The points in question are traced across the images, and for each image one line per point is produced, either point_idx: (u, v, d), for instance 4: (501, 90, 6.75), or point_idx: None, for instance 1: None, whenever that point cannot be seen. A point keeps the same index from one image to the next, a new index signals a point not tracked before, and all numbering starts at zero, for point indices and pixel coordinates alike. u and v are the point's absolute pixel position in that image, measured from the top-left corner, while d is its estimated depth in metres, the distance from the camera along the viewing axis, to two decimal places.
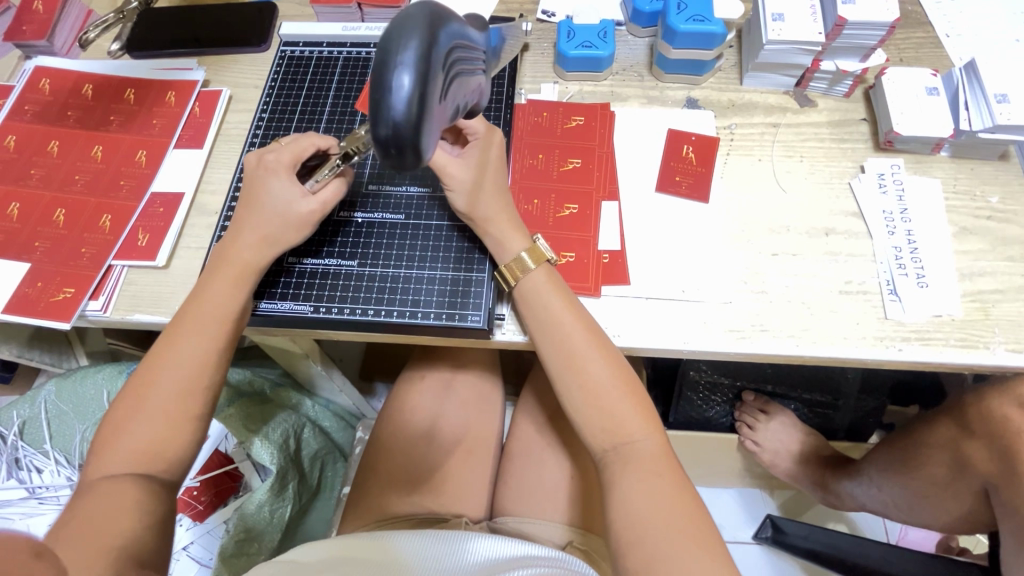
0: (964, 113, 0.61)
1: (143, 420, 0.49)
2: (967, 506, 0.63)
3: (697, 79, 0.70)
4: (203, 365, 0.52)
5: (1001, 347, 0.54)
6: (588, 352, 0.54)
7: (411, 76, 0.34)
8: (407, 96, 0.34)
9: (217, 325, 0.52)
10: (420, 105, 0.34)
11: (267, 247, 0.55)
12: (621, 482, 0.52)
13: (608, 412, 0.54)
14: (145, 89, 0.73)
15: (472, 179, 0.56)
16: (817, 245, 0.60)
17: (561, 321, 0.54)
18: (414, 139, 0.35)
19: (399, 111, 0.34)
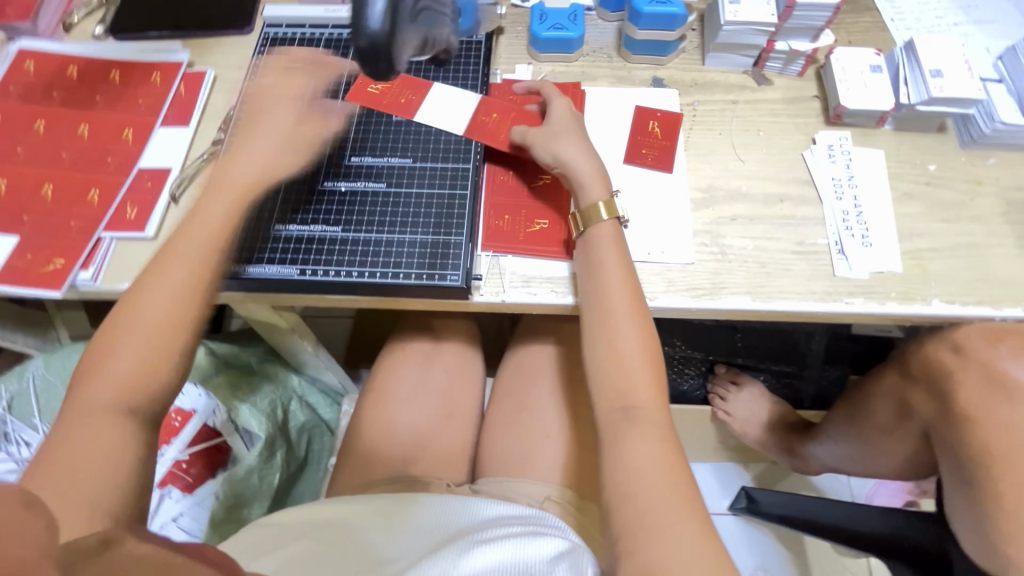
0: (904, 88, 0.66)
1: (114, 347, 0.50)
2: (913, 452, 0.68)
3: (662, 60, 0.74)
4: (198, 299, 0.53)
5: (936, 298, 0.59)
6: (625, 310, 0.55)
7: None
8: (380, 11, 0.38)
9: (203, 244, 0.55)
10: (392, 21, 0.39)
11: (268, 167, 0.59)
12: (624, 437, 0.50)
13: (627, 374, 0.53)
14: (130, 70, 0.76)
15: (580, 144, 0.62)
16: (773, 210, 0.65)
17: (609, 276, 0.56)
18: (387, 50, 0.40)
19: (375, 22, 0.39)
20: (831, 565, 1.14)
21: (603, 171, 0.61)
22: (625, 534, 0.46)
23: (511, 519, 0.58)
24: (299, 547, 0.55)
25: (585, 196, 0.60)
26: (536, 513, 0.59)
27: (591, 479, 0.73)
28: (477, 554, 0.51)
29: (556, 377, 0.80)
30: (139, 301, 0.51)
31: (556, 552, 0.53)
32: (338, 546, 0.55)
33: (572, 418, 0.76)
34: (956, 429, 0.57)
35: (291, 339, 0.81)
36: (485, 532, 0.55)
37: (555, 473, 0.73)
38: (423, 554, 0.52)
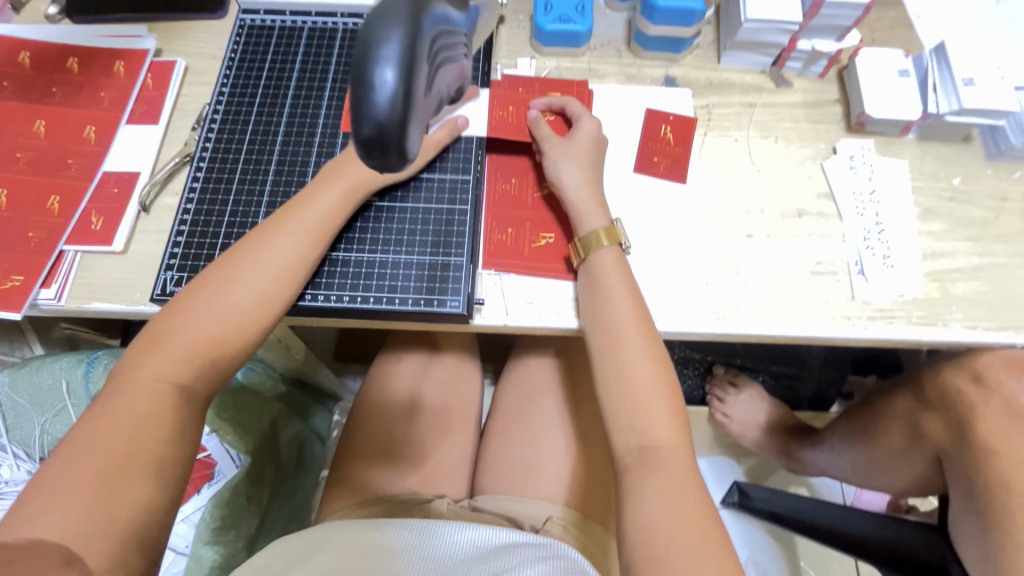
0: (932, 96, 0.62)
1: (157, 362, 0.46)
2: (921, 473, 0.67)
3: (675, 57, 0.69)
4: (245, 323, 0.49)
5: (958, 323, 0.57)
6: (635, 340, 0.52)
7: (394, 70, 0.32)
8: (390, 90, 0.32)
9: (240, 305, 0.49)
10: (405, 101, 0.33)
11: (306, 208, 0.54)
12: (643, 484, 0.48)
13: (642, 410, 0.50)
14: (90, 58, 0.68)
15: (587, 161, 0.59)
16: (791, 226, 0.62)
17: (615, 304, 0.53)
18: (400, 136, 0.33)
19: (382, 105, 0.32)
20: (821, 563, 1.15)
21: (601, 196, 0.58)
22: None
23: (525, 545, 0.54)
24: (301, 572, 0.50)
25: (584, 224, 0.56)
26: (549, 542, 0.56)
27: (593, 498, 0.70)
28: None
29: (557, 389, 0.77)
30: (184, 321, 0.48)
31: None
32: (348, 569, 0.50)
33: (574, 434, 0.74)
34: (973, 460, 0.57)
35: (289, 351, 0.82)
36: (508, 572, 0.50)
37: (557, 492, 0.70)
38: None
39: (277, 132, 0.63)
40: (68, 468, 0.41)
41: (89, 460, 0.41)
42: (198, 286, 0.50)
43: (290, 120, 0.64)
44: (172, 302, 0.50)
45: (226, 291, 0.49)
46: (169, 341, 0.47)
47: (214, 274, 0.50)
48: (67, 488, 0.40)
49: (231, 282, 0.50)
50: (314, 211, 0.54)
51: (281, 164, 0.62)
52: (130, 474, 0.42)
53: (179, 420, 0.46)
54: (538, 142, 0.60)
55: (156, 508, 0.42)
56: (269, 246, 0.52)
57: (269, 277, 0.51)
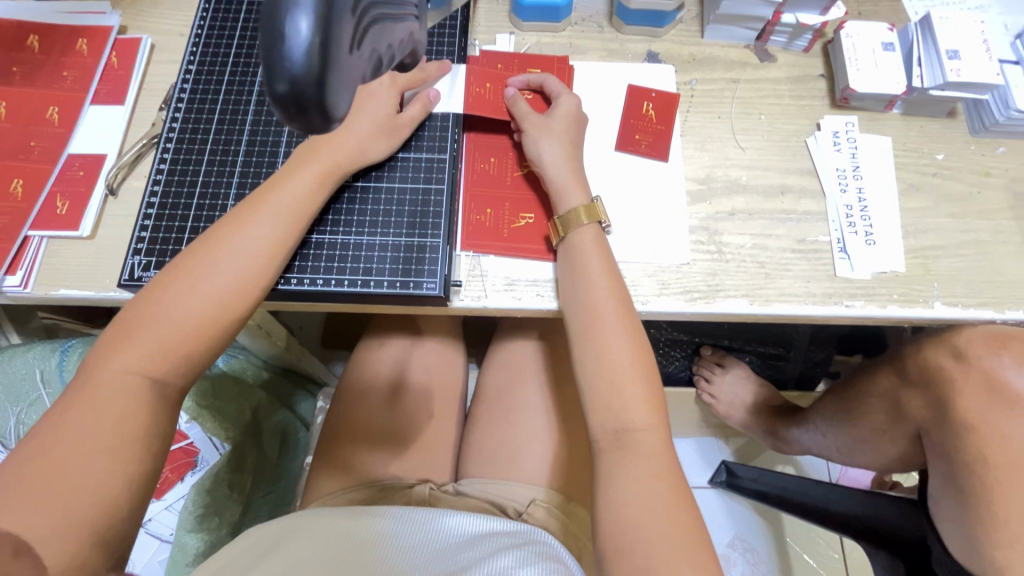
0: (917, 68, 0.61)
1: (125, 354, 0.45)
2: (902, 449, 0.68)
3: (658, 32, 0.67)
4: (219, 312, 0.48)
5: (938, 300, 0.57)
6: (613, 320, 0.52)
7: (311, 18, 0.26)
8: (306, 42, 0.26)
9: (212, 292, 0.48)
10: (324, 56, 0.26)
11: (281, 188, 0.53)
12: (618, 469, 0.47)
13: (620, 392, 0.50)
14: (51, 36, 0.65)
15: (570, 141, 0.58)
16: (773, 204, 0.61)
17: (594, 283, 0.53)
18: (320, 96, 0.27)
19: (297, 60, 0.26)
20: (806, 539, 1.16)
21: (580, 174, 0.57)
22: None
23: (498, 535, 0.55)
24: (277, 559, 0.50)
25: (563, 203, 0.55)
26: (525, 529, 0.57)
27: (576, 480, 0.70)
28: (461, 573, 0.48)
29: (541, 372, 0.77)
30: (154, 311, 0.47)
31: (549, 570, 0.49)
32: (326, 556, 0.50)
33: (557, 417, 0.74)
34: (949, 434, 0.57)
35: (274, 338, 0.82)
36: (484, 556, 0.51)
37: (541, 474, 0.70)
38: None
39: (247, 112, 0.61)
40: (33, 462, 0.40)
41: (53, 453, 0.40)
42: (169, 275, 0.48)
43: (260, 99, 0.62)
44: (142, 292, 0.48)
45: (198, 279, 0.48)
46: (139, 331, 0.46)
47: (184, 262, 0.49)
48: (31, 481, 0.39)
49: (203, 270, 0.48)
50: (287, 196, 0.52)
51: (252, 144, 0.60)
52: (99, 466, 0.41)
53: (149, 411, 0.45)
54: (518, 120, 0.59)
55: (120, 497, 0.41)
56: (243, 231, 0.50)
57: (243, 265, 0.50)
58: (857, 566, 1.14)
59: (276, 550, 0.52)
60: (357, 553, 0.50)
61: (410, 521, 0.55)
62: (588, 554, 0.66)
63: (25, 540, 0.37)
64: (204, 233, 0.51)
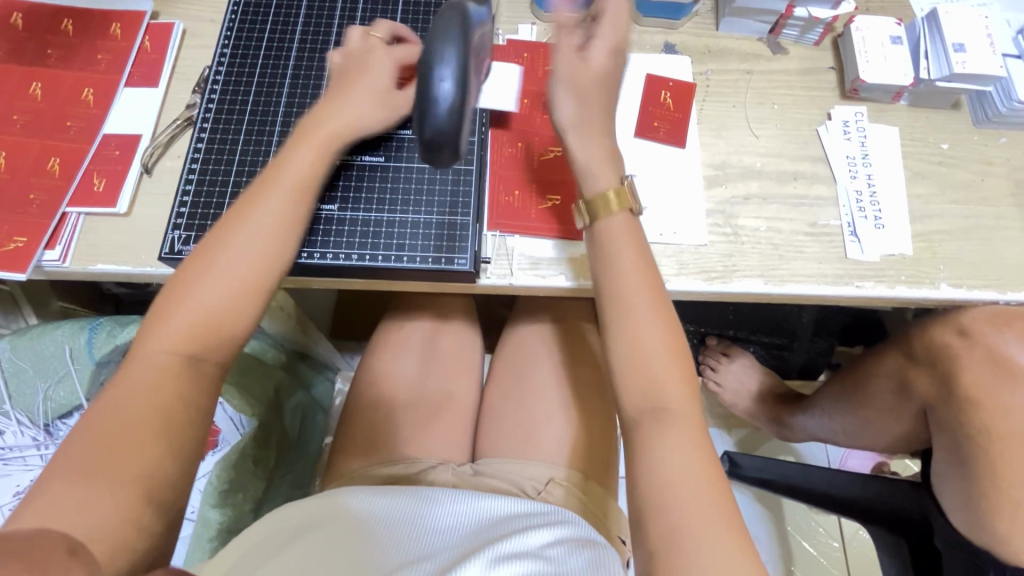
0: (924, 62, 0.64)
1: (175, 330, 0.47)
2: (908, 428, 0.70)
3: (675, 24, 0.70)
4: (255, 284, 0.50)
5: (944, 281, 0.60)
6: (641, 295, 0.51)
7: (450, 84, 0.44)
8: (450, 101, 0.44)
9: (255, 267, 0.50)
10: (459, 104, 0.45)
11: (320, 168, 0.54)
12: (643, 439, 0.49)
13: (646, 366, 0.50)
14: (85, 20, 0.67)
15: None
16: (786, 189, 0.63)
17: (621, 262, 0.52)
18: (454, 139, 0.46)
19: (443, 113, 0.45)
20: (806, 527, 1.19)
21: (612, 154, 0.55)
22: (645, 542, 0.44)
23: (528, 517, 0.55)
24: (308, 542, 0.51)
25: (589, 185, 0.54)
26: (554, 510, 0.57)
27: (592, 459, 0.73)
28: (504, 561, 0.48)
29: (555, 354, 0.79)
30: (201, 285, 0.49)
31: (586, 557, 0.51)
32: (356, 540, 0.51)
33: (572, 399, 0.76)
34: (956, 410, 0.59)
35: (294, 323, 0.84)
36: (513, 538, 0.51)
37: (558, 453, 0.72)
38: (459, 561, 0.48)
39: (280, 94, 0.63)
40: (96, 434, 0.42)
41: (109, 416, 0.42)
42: (215, 249, 0.50)
43: (292, 82, 0.64)
44: (181, 266, 0.50)
45: (243, 253, 0.50)
46: (181, 304, 0.48)
47: (227, 238, 0.50)
48: (92, 453, 0.41)
49: (237, 243, 0.50)
50: (319, 173, 0.54)
51: (286, 125, 0.62)
52: (153, 433, 0.43)
53: (196, 379, 0.47)
54: (559, 68, 0.55)
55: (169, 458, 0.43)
56: (284, 207, 0.52)
57: (274, 237, 0.51)
58: (856, 552, 1.17)
59: (304, 538, 0.51)
60: (381, 539, 0.51)
61: (437, 501, 0.56)
62: (604, 529, 0.69)
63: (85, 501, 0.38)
64: (246, 208, 0.53)
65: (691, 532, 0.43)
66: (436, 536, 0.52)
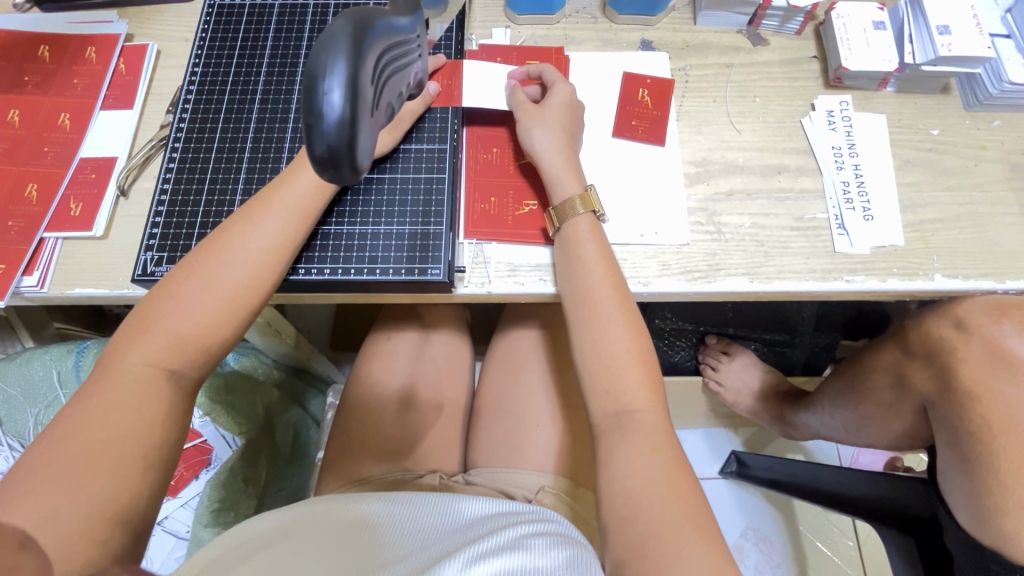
0: (909, 46, 0.62)
1: (141, 348, 0.46)
2: (910, 423, 0.68)
3: (651, 20, 0.68)
4: (230, 308, 0.49)
5: (939, 273, 0.57)
6: (609, 303, 0.52)
7: (341, 89, 0.37)
8: (340, 111, 0.37)
9: (222, 285, 0.49)
10: (352, 115, 0.38)
11: (288, 182, 0.54)
12: (618, 446, 0.47)
13: (617, 374, 0.50)
14: (61, 46, 0.68)
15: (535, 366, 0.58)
16: (770, 183, 0.61)
17: (591, 271, 0.53)
18: (350, 155, 0.39)
19: (332, 125, 0.38)
20: (819, 527, 1.16)
21: (574, 162, 0.57)
22: (625, 551, 0.42)
23: (507, 515, 0.53)
24: (277, 550, 0.47)
25: (560, 193, 0.56)
26: (536, 510, 0.55)
27: (585, 466, 0.71)
28: (478, 561, 0.45)
29: (544, 361, 0.78)
30: (169, 306, 0.48)
31: (566, 554, 0.47)
32: (333, 543, 0.49)
33: (565, 406, 0.74)
34: (956, 404, 0.57)
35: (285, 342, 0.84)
36: (488, 538, 0.48)
37: (550, 461, 0.70)
38: (430, 564, 0.45)
39: (251, 111, 0.63)
40: (51, 454, 0.41)
41: (72, 442, 0.42)
42: (185, 270, 0.50)
43: (263, 97, 0.64)
44: (157, 288, 0.50)
45: (211, 272, 0.49)
46: (155, 326, 0.47)
47: (197, 259, 0.50)
48: (47, 472, 0.40)
49: (213, 265, 0.50)
50: (285, 187, 0.54)
51: (258, 142, 0.61)
52: (118, 457, 0.42)
53: (164, 401, 0.46)
54: (514, 111, 0.61)
55: (137, 482, 0.43)
56: (253, 225, 0.52)
57: (254, 262, 0.51)
58: (871, 551, 1.14)
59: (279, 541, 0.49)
60: (366, 539, 0.49)
61: (415, 505, 0.54)
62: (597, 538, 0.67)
63: (47, 528, 0.38)
64: (217, 228, 0.52)
65: (669, 541, 0.42)
66: (409, 536, 0.50)
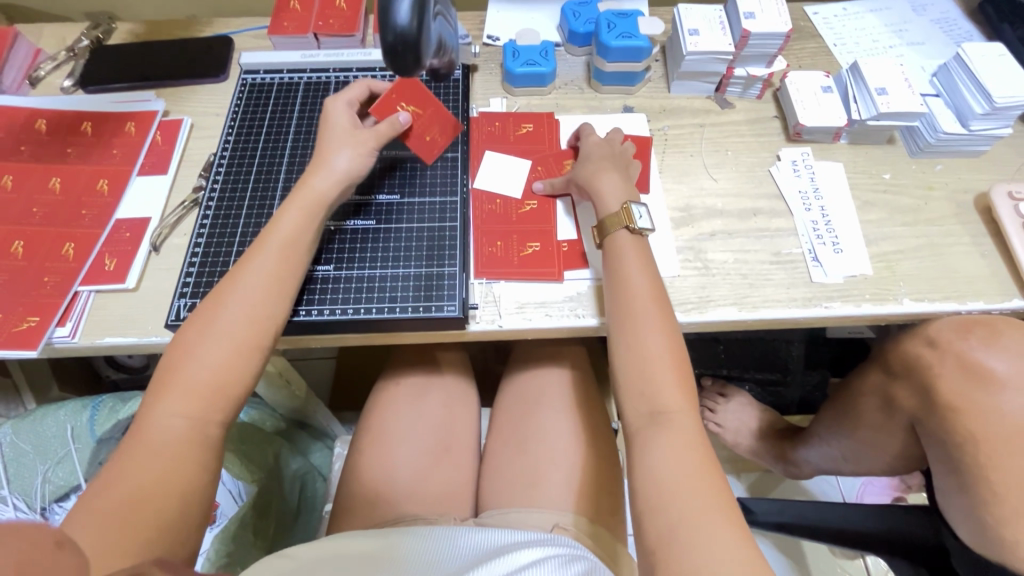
0: (854, 105, 0.72)
1: (176, 388, 0.49)
2: (903, 443, 0.71)
3: (631, 90, 0.78)
4: (254, 348, 0.53)
5: (906, 297, 0.63)
6: (639, 281, 0.58)
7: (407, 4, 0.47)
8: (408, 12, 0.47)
9: (249, 324, 0.53)
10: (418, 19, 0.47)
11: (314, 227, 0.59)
12: (654, 445, 0.50)
13: (652, 378, 0.53)
14: (102, 121, 0.75)
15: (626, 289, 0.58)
16: (747, 224, 0.68)
17: (632, 280, 0.58)
18: (412, 46, 0.48)
19: (402, 20, 0.47)
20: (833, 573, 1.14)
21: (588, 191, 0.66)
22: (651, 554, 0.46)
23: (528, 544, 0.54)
24: None
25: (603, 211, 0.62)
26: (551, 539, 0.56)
27: (595, 503, 0.72)
28: None
29: (552, 400, 0.80)
30: (197, 347, 0.51)
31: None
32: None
33: (575, 442, 0.76)
34: (941, 418, 0.61)
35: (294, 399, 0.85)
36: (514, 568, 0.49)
37: (560, 500, 0.71)
38: None
39: (279, 173, 0.70)
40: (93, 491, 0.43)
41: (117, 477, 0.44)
42: (212, 314, 0.53)
43: (290, 162, 0.71)
44: (183, 333, 0.53)
45: (239, 313, 0.53)
46: (183, 368, 0.50)
47: (220, 301, 0.54)
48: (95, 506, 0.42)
49: (230, 302, 0.53)
50: (306, 231, 0.58)
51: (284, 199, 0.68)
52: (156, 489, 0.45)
53: (196, 438, 0.49)
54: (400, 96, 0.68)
55: (173, 516, 0.45)
56: (282, 269, 0.56)
57: (280, 302, 0.55)
58: None
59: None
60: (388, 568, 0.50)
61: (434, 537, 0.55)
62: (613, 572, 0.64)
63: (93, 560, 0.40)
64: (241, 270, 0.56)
65: (683, 546, 0.45)
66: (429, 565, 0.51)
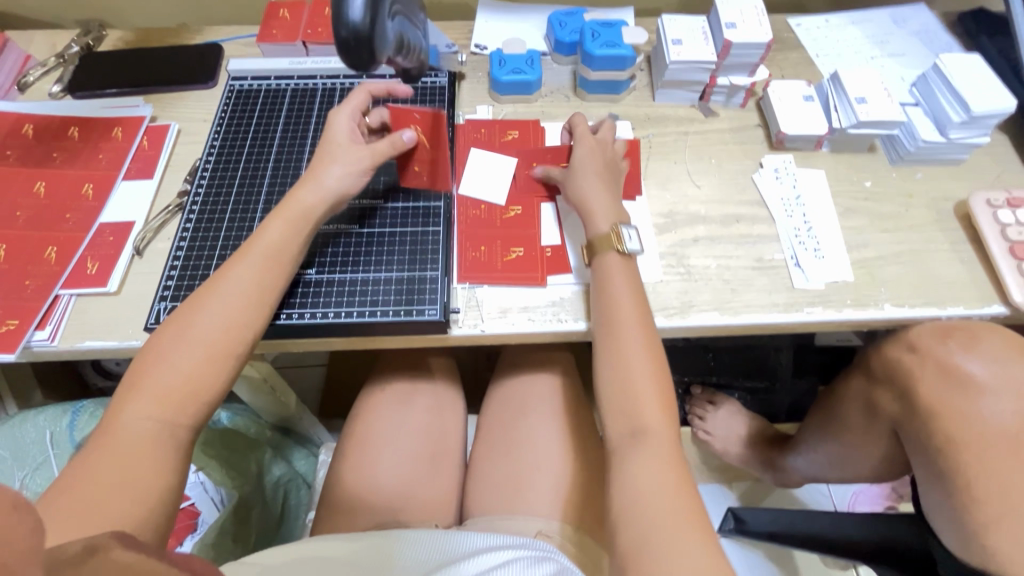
0: (835, 114, 0.73)
1: (149, 388, 0.49)
2: (888, 450, 0.71)
3: (616, 98, 0.79)
4: (233, 351, 0.53)
5: (887, 302, 0.63)
6: (624, 293, 0.58)
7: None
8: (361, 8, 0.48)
9: (227, 325, 0.53)
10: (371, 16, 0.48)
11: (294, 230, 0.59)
12: (631, 454, 0.51)
13: (632, 386, 0.53)
14: (89, 127, 0.75)
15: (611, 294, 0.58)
16: (730, 230, 0.69)
17: (615, 289, 0.58)
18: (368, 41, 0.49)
19: (355, 16, 0.48)
20: None
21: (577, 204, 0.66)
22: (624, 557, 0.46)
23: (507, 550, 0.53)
24: None
25: (592, 229, 0.62)
26: (531, 543, 0.55)
27: (580, 510, 0.71)
28: None
29: (538, 407, 0.80)
30: (172, 347, 0.51)
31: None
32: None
33: (560, 448, 0.76)
34: (922, 422, 0.61)
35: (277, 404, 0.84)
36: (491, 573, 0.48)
37: (544, 506, 0.70)
38: None
39: (264, 178, 0.70)
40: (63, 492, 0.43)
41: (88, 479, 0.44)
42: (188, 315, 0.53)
43: (275, 167, 0.71)
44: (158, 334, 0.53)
45: (218, 314, 0.53)
46: (160, 368, 0.50)
47: (199, 302, 0.54)
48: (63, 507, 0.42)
49: (210, 304, 0.53)
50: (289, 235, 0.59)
51: (269, 204, 0.68)
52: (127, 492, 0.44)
53: (171, 440, 0.48)
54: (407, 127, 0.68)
55: (145, 519, 0.44)
56: (259, 270, 0.56)
57: (260, 304, 0.55)
58: None
59: None
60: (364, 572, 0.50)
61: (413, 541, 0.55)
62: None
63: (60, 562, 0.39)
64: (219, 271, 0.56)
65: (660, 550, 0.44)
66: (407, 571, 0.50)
